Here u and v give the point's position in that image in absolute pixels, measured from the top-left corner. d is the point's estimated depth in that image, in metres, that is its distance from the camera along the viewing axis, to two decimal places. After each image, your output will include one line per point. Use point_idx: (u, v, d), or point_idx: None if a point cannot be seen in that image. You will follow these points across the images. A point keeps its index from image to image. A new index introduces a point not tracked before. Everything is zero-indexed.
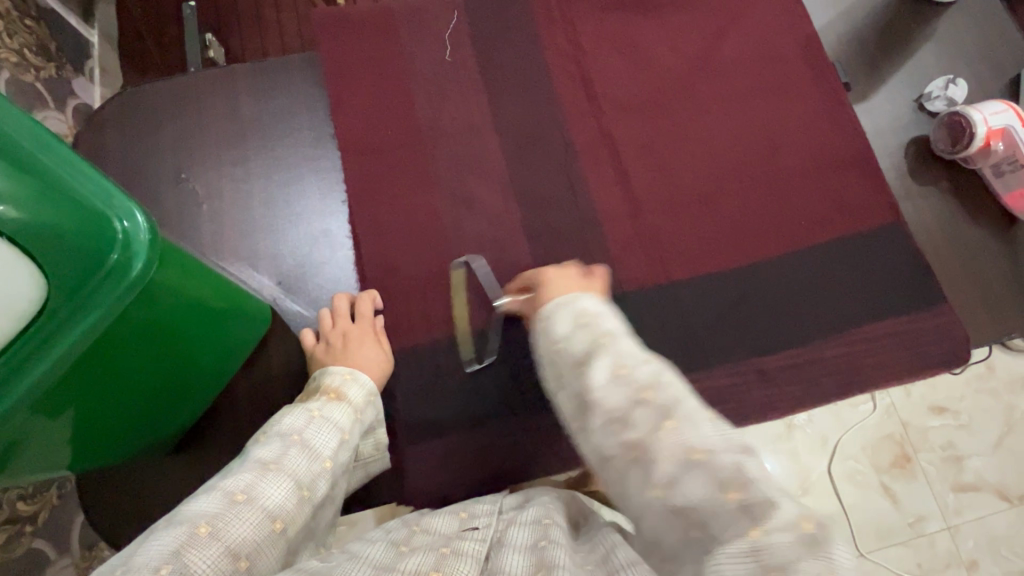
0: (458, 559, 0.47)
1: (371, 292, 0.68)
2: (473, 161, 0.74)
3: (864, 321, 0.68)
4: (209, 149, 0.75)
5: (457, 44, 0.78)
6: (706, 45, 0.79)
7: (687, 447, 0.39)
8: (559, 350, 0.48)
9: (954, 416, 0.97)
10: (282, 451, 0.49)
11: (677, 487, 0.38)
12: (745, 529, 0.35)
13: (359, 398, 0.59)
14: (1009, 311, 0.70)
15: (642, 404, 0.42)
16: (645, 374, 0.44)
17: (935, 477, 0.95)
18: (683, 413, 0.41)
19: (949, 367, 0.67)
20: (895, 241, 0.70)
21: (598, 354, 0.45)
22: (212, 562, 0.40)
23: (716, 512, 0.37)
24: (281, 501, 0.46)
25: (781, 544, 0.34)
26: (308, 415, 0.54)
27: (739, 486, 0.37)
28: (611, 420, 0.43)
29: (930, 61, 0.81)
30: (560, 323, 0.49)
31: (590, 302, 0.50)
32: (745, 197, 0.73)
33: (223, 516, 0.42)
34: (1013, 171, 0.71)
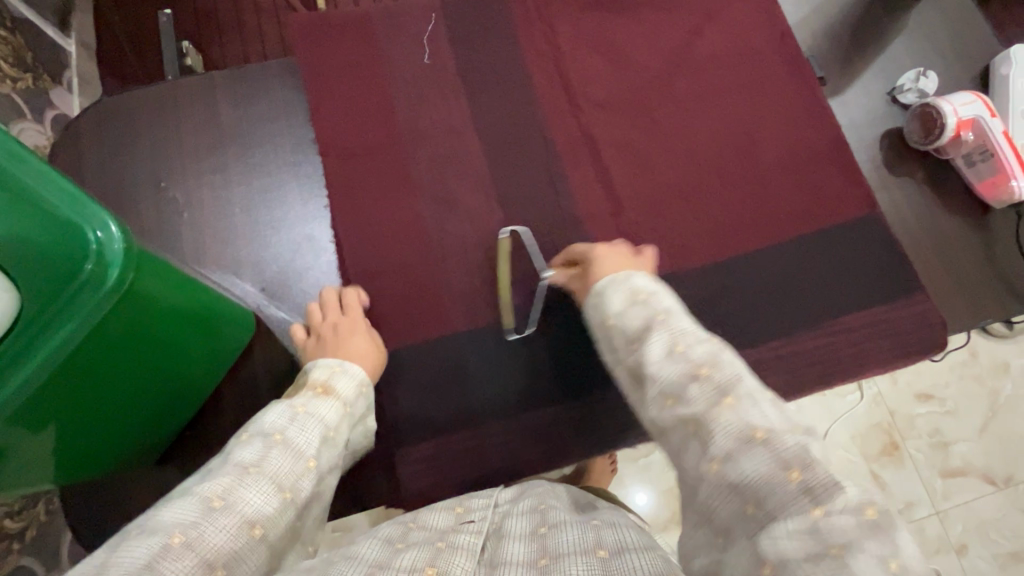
0: (452, 552, 0.47)
1: (358, 287, 0.69)
2: (455, 162, 0.74)
3: (844, 312, 0.69)
4: (189, 157, 0.74)
5: (435, 47, 0.78)
6: (683, 43, 0.80)
7: (748, 426, 0.39)
8: (613, 326, 0.51)
9: (940, 402, 0.99)
10: (262, 452, 0.47)
11: (735, 463, 0.38)
12: (806, 508, 0.35)
13: (346, 393, 0.57)
14: (985, 299, 0.72)
15: (699, 379, 0.42)
16: (702, 353, 0.44)
17: (923, 464, 0.96)
18: (742, 392, 0.41)
19: (928, 354, 0.69)
20: (872, 232, 0.72)
21: (654, 330, 0.47)
22: (187, 573, 0.38)
23: (773, 488, 0.37)
24: (260, 506, 0.44)
25: (843, 525, 0.34)
26: (291, 412, 0.52)
27: (802, 465, 0.37)
28: (664, 394, 0.44)
29: (901, 54, 0.82)
30: (615, 301, 0.52)
31: (642, 281, 0.52)
32: (724, 193, 0.74)
33: (198, 524, 0.41)
34: (984, 161, 0.72)
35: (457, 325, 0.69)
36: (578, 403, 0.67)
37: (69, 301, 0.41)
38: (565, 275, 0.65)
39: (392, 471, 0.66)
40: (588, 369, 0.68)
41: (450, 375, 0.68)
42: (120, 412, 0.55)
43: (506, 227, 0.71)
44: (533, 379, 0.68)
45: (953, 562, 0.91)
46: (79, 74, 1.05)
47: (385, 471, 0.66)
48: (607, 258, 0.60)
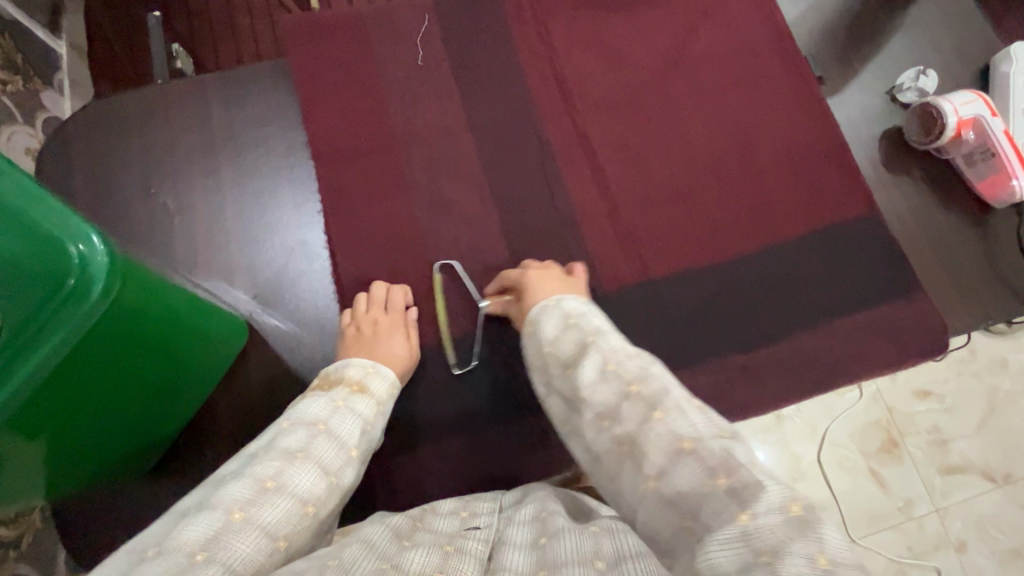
0: (461, 557, 0.46)
1: (405, 287, 0.68)
2: (450, 165, 0.73)
3: (843, 313, 0.68)
4: (180, 162, 0.73)
5: (429, 47, 0.77)
6: (679, 41, 0.79)
7: (676, 437, 0.41)
8: (550, 351, 0.54)
9: (939, 399, 0.98)
10: (308, 439, 0.49)
11: (669, 476, 0.40)
12: (735, 513, 0.35)
13: (382, 391, 0.58)
14: (985, 298, 0.71)
15: (630, 398, 0.45)
16: (632, 370, 0.47)
17: (922, 461, 0.96)
18: (670, 404, 0.44)
19: (930, 356, 0.68)
20: (873, 233, 0.71)
21: (587, 352, 0.50)
22: (251, 544, 0.40)
23: (705, 497, 0.37)
24: (310, 487, 0.46)
25: (771, 525, 0.34)
26: (334, 404, 0.54)
27: (726, 471, 0.38)
28: (600, 416, 0.47)
29: (900, 51, 0.81)
30: (550, 326, 0.55)
31: (574, 306, 0.56)
32: (722, 193, 0.73)
33: (256, 501, 0.43)
34: (985, 160, 0.71)
35: (452, 331, 0.68)
36: None
37: (53, 316, 0.40)
38: (502, 304, 0.66)
39: (389, 480, 0.65)
40: None
41: (446, 381, 0.67)
42: (141, 405, 0.56)
43: (439, 262, 0.70)
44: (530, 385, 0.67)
45: (952, 559, 0.91)
46: (70, 77, 1.04)
47: (381, 480, 0.65)
48: (539, 285, 0.62)
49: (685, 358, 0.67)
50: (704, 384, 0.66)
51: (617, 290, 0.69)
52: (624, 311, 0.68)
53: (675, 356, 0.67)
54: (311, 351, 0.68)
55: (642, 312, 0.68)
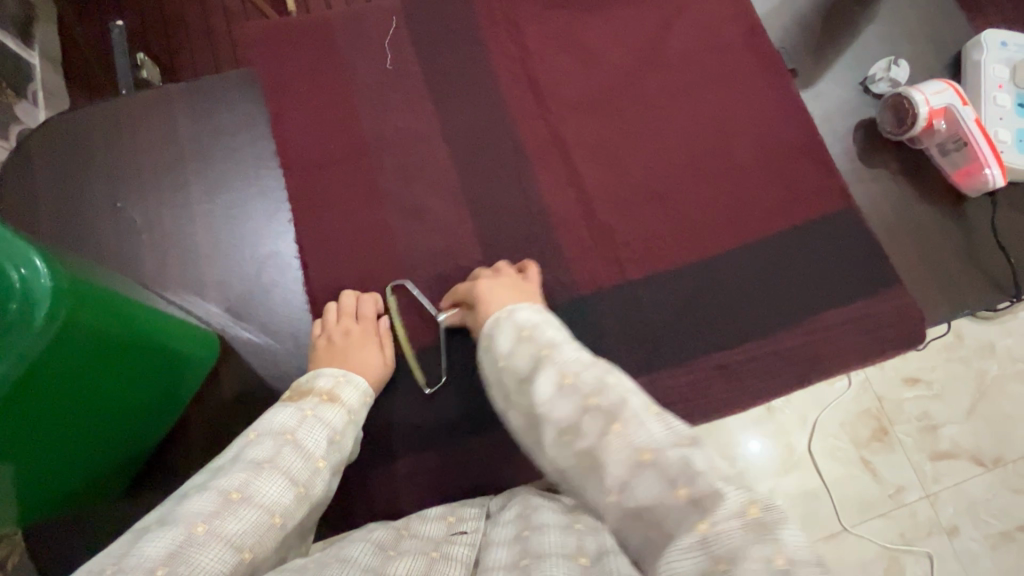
0: (447, 563, 0.46)
1: (375, 294, 0.67)
2: (422, 170, 0.72)
3: (820, 309, 0.68)
4: (147, 175, 0.72)
5: (398, 51, 0.76)
6: (651, 38, 0.78)
7: (635, 449, 0.40)
8: (506, 365, 0.51)
9: (927, 386, 0.98)
10: (276, 449, 0.49)
11: (630, 489, 0.39)
12: (694, 522, 0.36)
13: (354, 400, 0.57)
14: (964, 286, 0.71)
15: (588, 410, 0.43)
16: (590, 380, 0.45)
17: (912, 448, 0.96)
18: (628, 414, 0.42)
19: (909, 346, 0.68)
20: (849, 227, 0.70)
21: (542, 367, 0.48)
22: (215, 557, 0.40)
23: (667, 509, 0.37)
24: (278, 496, 0.46)
25: (728, 533, 0.34)
26: (301, 414, 0.53)
27: (687, 481, 0.37)
28: (563, 430, 0.44)
29: (873, 42, 0.81)
30: (505, 339, 0.52)
31: (527, 315, 0.53)
32: (697, 191, 0.72)
33: (220, 514, 0.42)
34: (957, 150, 0.71)
35: (428, 339, 0.68)
36: None
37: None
38: (459, 315, 0.64)
39: (369, 492, 0.64)
40: None
41: (424, 390, 0.66)
42: (114, 422, 0.55)
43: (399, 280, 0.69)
44: None
45: (945, 544, 0.91)
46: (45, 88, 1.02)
47: (361, 493, 0.64)
48: (493, 296, 0.59)
49: (665, 358, 0.66)
50: (684, 383, 0.66)
51: (593, 292, 0.68)
52: (603, 313, 0.68)
53: (657, 355, 0.66)
54: (285, 364, 0.67)
55: (621, 313, 0.68)
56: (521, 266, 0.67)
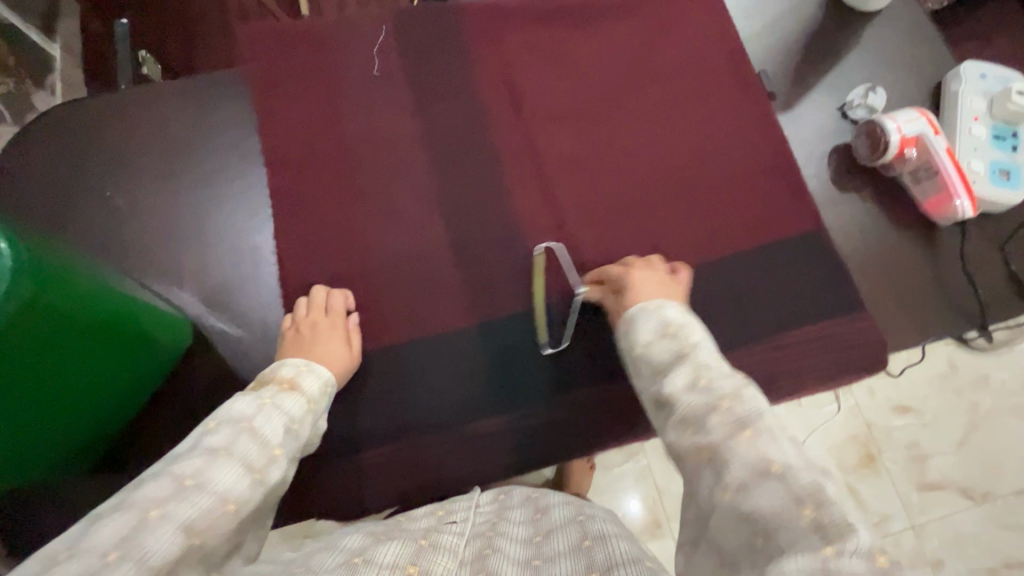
0: (435, 551, 0.46)
1: (345, 291, 0.69)
2: (399, 174, 0.74)
3: (785, 328, 0.68)
4: (137, 167, 0.74)
5: (385, 58, 0.78)
6: (634, 55, 0.79)
7: (765, 458, 0.39)
8: (643, 355, 0.53)
9: (917, 415, 0.97)
10: (234, 436, 0.48)
11: (749, 494, 0.38)
12: (817, 545, 0.33)
13: (313, 389, 0.58)
14: (929, 315, 0.71)
15: (718, 411, 0.43)
16: (724, 387, 0.45)
17: (900, 477, 0.95)
18: (762, 425, 0.41)
19: (870, 371, 0.68)
20: (816, 250, 0.71)
21: (681, 361, 0.49)
22: (167, 543, 0.39)
23: (785, 524, 0.35)
24: (232, 482, 0.45)
25: (852, 566, 0.31)
26: (261, 402, 0.53)
27: (815, 503, 0.35)
28: (685, 420, 0.45)
29: (854, 69, 0.82)
30: (646, 330, 0.54)
31: (675, 314, 0.54)
32: (667, 208, 0.73)
33: (173, 499, 0.42)
34: (929, 178, 0.71)
35: (391, 338, 0.69)
36: (512, 419, 0.67)
37: None
38: (599, 292, 0.67)
39: (324, 484, 0.65)
40: (521, 386, 0.68)
41: (385, 389, 0.68)
42: (86, 403, 0.58)
43: (541, 244, 0.71)
44: (466, 394, 0.67)
45: None
46: (64, 79, 1.07)
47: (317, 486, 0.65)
48: (644, 286, 0.61)
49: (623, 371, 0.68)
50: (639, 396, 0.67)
51: (558, 302, 0.70)
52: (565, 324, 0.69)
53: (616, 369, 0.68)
54: (254, 357, 0.69)
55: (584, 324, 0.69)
56: (673, 265, 0.67)
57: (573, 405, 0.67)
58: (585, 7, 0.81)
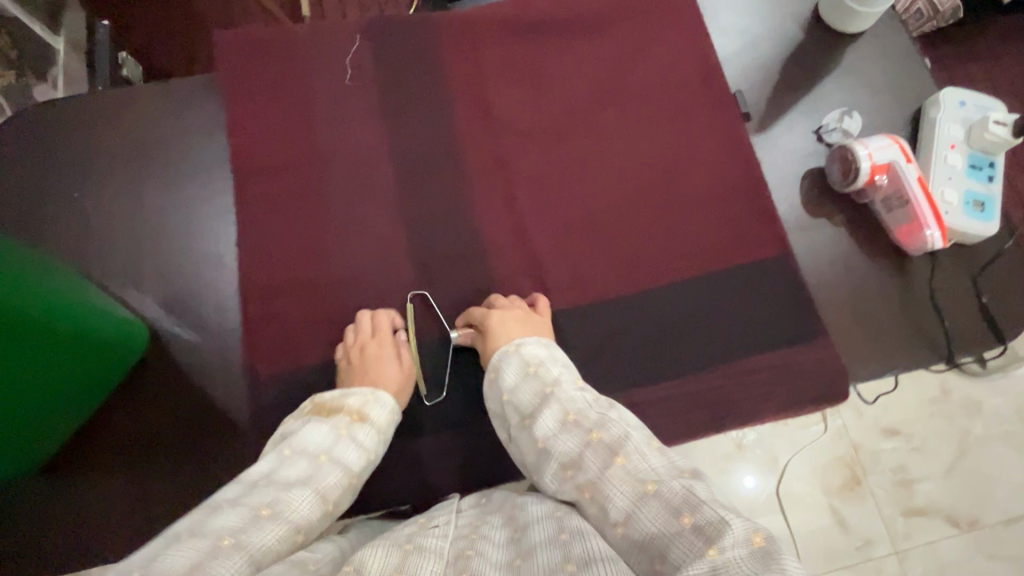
0: (422, 557, 0.42)
1: (390, 310, 0.69)
2: (365, 185, 0.74)
3: (743, 354, 0.68)
4: (107, 170, 0.75)
5: (357, 67, 0.78)
6: (608, 72, 0.78)
7: (639, 481, 0.43)
8: (510, 399, 0.56)
9: (907, 439, 0.89)
10: (306, 471, 0.52)
11: (635, 520, 0.41)
12: (701, 549, 0.36)
13: (384, 419, 0.60)
14: (893, 346, 0.70)
15: (591, 445, 0.48)
16: (593, 418, 0.50)
17: (885, 501, 0.87)
18: (630, 448, 0.46)
19: (828, 402, 0.67)
20: (780, 275, 0.70)
21: (547, 403, 0.53)
22: (241, 568, 0.41)
23: (672, 537, 0.39)
24: (305, 512, 0.49)
25: (734, 558, 0.35)
26: (336, 433, 0.56)
27: (690, 510, 0.39)
28: (563, 466, 0.48)
29: (833, 92, 0.80)
30: (511, 374, 0.58)
31: (535, 350, 0.58)
32: (632, 228, 0.72)
33: (246, 528, 0.44)
34: (901, 207, 0.70)
35: None
36: (463, 435, 0.67)
37: None
38: (469, 336, 0.66)
39: None
40: (474, 403, 0.67)
41: None
42: (35, 406, 0.58)
43: (411, 291, 0.70)
44: (418, 409, 0.67)
45: None
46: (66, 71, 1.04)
47: None
48: (500, 327, 0.62)
49: None
50: None
51: None
52: None
53: None
54: (211, 363, 0.69)
55: None
56: (533, 297, 0.69)
57: None
58: (562, 20, 0.80)
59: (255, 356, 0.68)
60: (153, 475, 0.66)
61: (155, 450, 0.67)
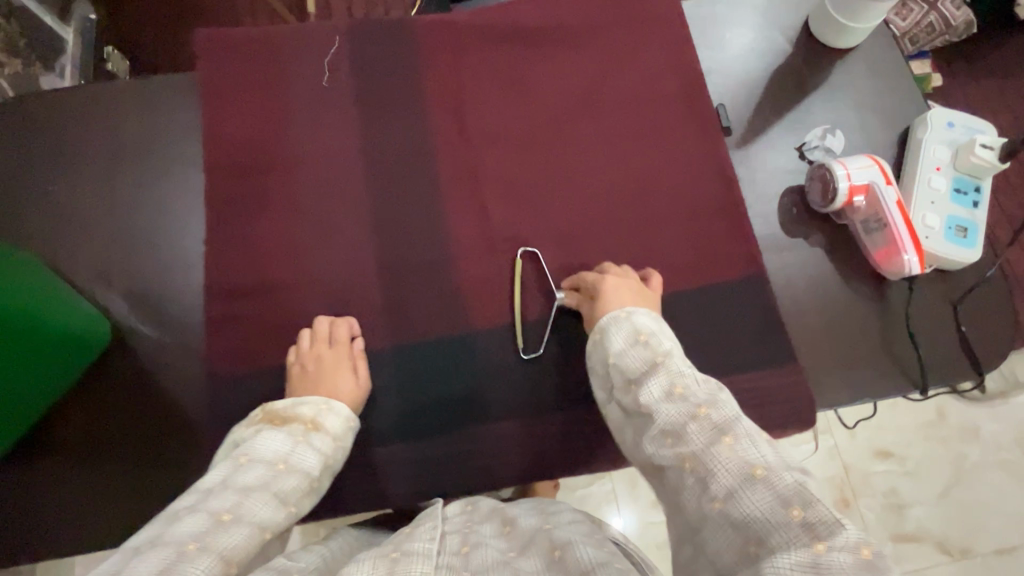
0: (410, 561, 0.46)
1: (350, 318, 0.69)
2: (336, 188, 0.73)
3: (708, 375, 0.66)
4: (82, 165, 0.75)
5: (336, 70, 0.77)
6: (586, 81, 0.77)
7: (746, 462, 0.41)
8: (616, 362, 0.53)
9: (897, 463, 1.06)
10: (267, 476, 0.54)
11: (737, 500, 0.40)
12: (807, 542, 0.36)
13: (339, 428, 0.61)
14: (866, 373, 0.68)
15: (698, 419, 0.44)
16: (702, 393, 0.46)
17: (871, 521, 1.03)
18: (740, 431, 0.42)
19: (793, 428, 0.65)
20: (750, 297, 0.69)
21: (655, 371, 0.49)
22: (210, 570, 0.44)
23: (776, 525, 0.37)
24: (264, 516, 0.51)
25: (840, 564, 0.34)
26: (293, 440, 0.57)
27: (802, 503, 0.37)
28: (664, 433, 0.45)
29: (818, 108, 0.78)
30: (618, 340, 0.54)
31: (645, 320, 0.55)
32: (602, 241, 0.71)
33: (211, 533, 0.47)
34: (879, 230, 0.68)
35: None
36: (419, 446, 0.66)
37: None
38: (576, 298, 0.66)
39: None
40: (432, 414, 0.67)
41: None
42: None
43: (529, 248, 0.71)
44: (375, 417, 0.67)
45: None
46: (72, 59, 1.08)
47: None
48: (614, 291, 0.61)
49: (538, 406, 0.67)
50: (551, 433, 0.66)
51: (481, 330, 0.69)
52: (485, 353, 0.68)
53: (531, 403, 0.67)
54: (175, 361, 0.70)
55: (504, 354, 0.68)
56: (644, 271, 0.68)
57: (482, 435, 0.66)
58: (543, 28, 0.79)
59: (215, 356, 0.68)
60: (108, 469, 0.67)
61: (113, 446, 0.68)
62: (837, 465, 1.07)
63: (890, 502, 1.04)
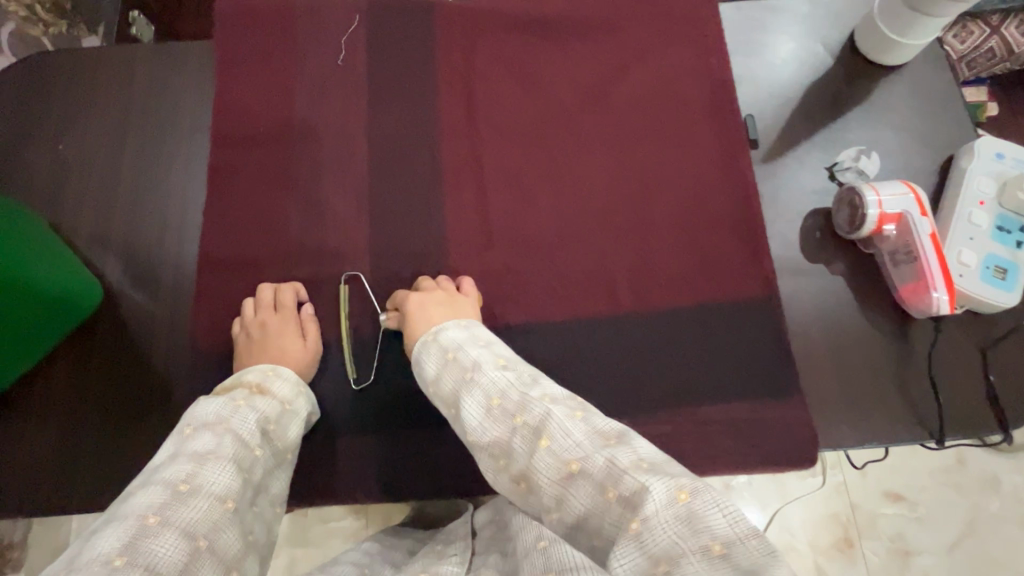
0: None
1: (294, 283, 0.67)
2: (337, 169, 0.71)
3: (705, 400, 0.62)
4: (92, 126, 0.76)
5: (351, 49, 0.75)
6: (606, 79, 0.74)
7: (563, 460, 0.41)
8: (437, 388, 0.53)
9: (909, 506, 1.00)
10: (217, 440, 0.49)
11: (566, 498, 0.40)
12: (624, 520, 0.37)
13: (285, 392, 0.58)
14: (878, 414, 0.63)
15: (517, 431, 0.45)
16: (516, 402, 0.47)
17: (876, 568, 0.97)
18: (553, 425, 0.43)
19: (791, 466, 0.61)
20: (758, 321, 0.64)
21: (470, 390, 0.49)
22: (172, 546, 0.41)
23: (602, 515, 0.38)
24: (225, 484, 0.47)
25: (652, 530, 0.34)
26: (233, 404, 0.53)
27: (614, 482, 0.38)
28: (495, 456, 0.46)
29: (855, 127, 0.73)
30: (432, 362, 0.54)
31: (453, 332, 0.55)
32: (605, 247, 0.68)
33: (169, 506, 0.43)
34: (907, 262, 0.63)
35: None
36: (393, 441, 0.63)
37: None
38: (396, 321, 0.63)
39: None
40: (412, 410, 0.64)
41: None
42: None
43: (349, 271, 0.68)
44: (353, 408, 0.64)
45: None
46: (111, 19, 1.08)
47: None
48: (421, 310, 0.59)
49: None
50: None
51: None
52: None
53: None
54: (162, 330, 0.69)
55: None
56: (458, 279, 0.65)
57: (462, 438, 0.63)
58: (567, 21, 0.76)
59: (198, 329, 0.66)
60: (83, 433, 0.66)
61: (91, 408, 0.67)
62: (842, 501, 1.01)
63: (896, 547, 0.98)
